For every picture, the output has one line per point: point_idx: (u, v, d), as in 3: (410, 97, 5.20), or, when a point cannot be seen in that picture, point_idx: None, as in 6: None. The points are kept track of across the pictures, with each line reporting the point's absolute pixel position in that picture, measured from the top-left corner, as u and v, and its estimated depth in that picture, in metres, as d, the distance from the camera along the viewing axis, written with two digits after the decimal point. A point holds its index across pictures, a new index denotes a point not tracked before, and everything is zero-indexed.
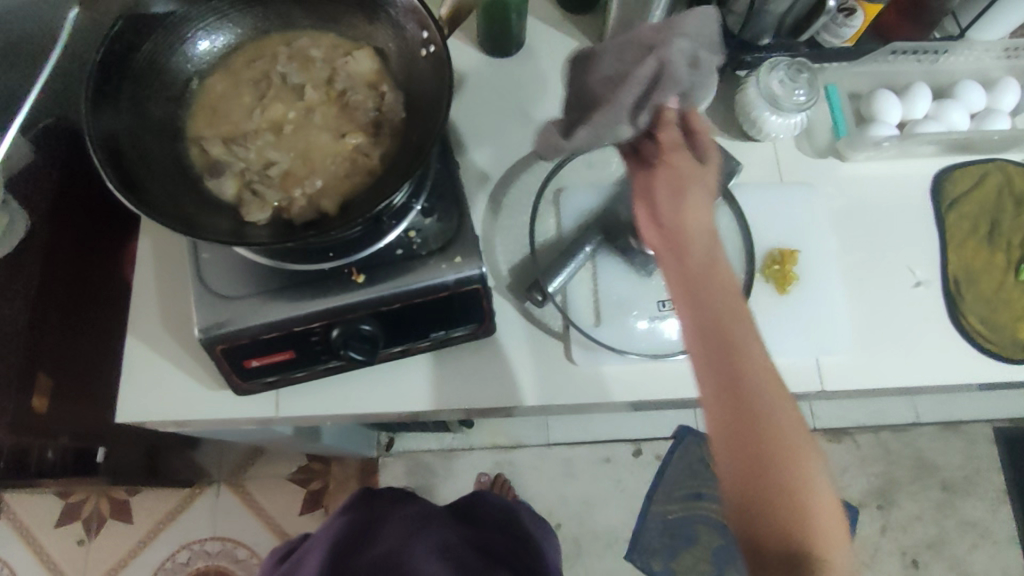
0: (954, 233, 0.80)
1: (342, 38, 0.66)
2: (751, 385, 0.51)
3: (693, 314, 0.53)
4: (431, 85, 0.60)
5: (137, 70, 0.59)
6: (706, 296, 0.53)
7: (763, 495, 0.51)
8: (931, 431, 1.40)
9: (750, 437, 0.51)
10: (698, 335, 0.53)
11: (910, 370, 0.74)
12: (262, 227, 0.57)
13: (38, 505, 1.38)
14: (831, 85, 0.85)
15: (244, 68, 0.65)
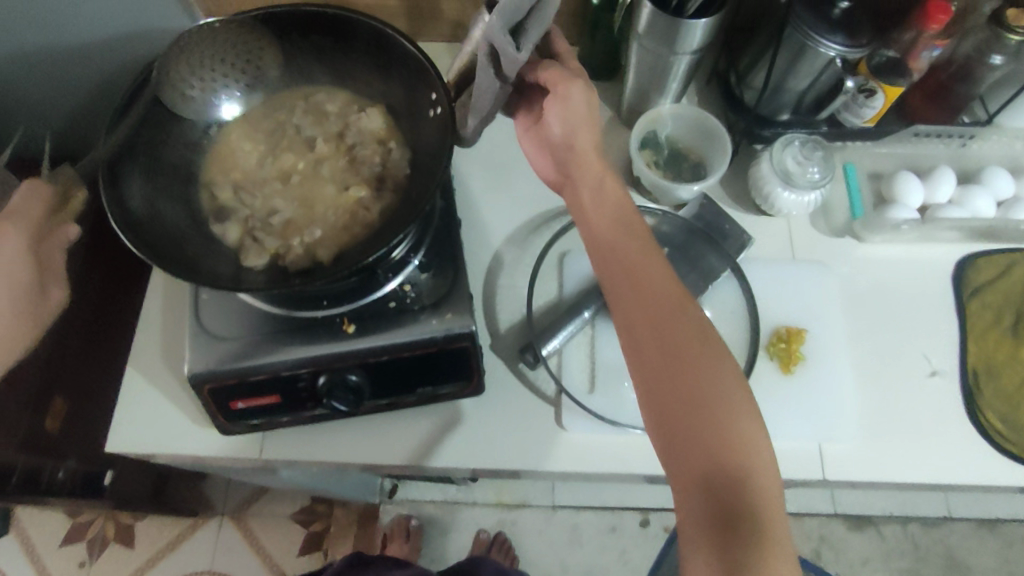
0: (976, 323, 0.77)
1: (356, 96, 0.69)
2: (680, 332, 0.54)
3: (621, 271, 0.57)
4: (435, 143, 0.61)
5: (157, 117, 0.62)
6: (634, 257, 0.58)
7: (681, 409, 0.51)
8: (965, 528, 1.31)
9: (655, 333, 0.54)
10: (626, 289, 0.57)
11: (922, 467, 0.70)
12: (259, 272, 0.58)
13: (48, 522, 1.40)
14: (849, 164, 0.84)
15: (261, 119, 0.68)
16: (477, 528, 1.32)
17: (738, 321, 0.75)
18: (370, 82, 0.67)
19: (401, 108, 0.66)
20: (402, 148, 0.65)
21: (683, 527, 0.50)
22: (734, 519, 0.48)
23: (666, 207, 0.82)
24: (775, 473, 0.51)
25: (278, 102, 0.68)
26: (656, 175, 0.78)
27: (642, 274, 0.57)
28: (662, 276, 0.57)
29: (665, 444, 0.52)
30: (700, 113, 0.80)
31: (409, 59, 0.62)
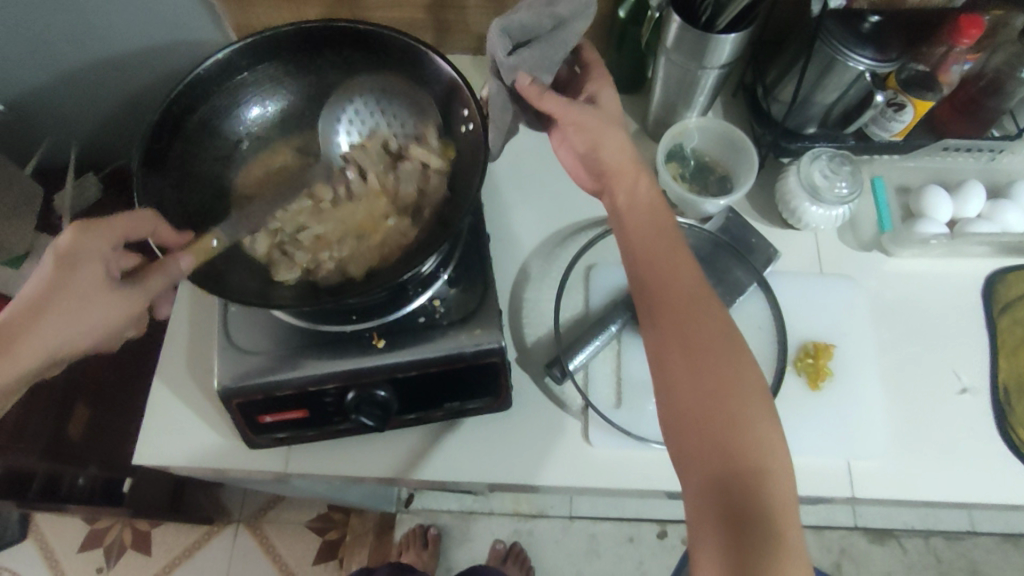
0: (1005, 338, 0.76)
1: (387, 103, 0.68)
2: (705, 335, 0.54)
3: (651, 271, 0.57)
4: (469, 160, 0.63)
5: (192, 131, 0.63)
6: (665, 259, 0.57)
7: (702, 415, 0.51)
8: (989, 542, 1.30)
9: (680, 339, 0.54)
10: (653, 290, 0.56)
11: (951, 485, 0.69)
12: (289, 287, 0.58)
13: (65, 528, 1.41)
14: (877, 177, 0.83)
15: (295, 132, 0.69)
16: (493, 538, 1.31)
17: (765, 334, 0.75)
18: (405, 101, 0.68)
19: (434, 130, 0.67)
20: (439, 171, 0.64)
21: (694, 525, 0.50)
22: (749, 530, 0.47)
23: (692, 220, 0.81)
24: (793, 481, 0.50)
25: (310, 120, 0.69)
26: (683, 191, 0.77)
27: (671, 280, 0.56)
28: (691, 280, 0.56)
29: (681, 442, 0.52)
30: (727, 126, 0.79)
31: (447, 85, 0.64)
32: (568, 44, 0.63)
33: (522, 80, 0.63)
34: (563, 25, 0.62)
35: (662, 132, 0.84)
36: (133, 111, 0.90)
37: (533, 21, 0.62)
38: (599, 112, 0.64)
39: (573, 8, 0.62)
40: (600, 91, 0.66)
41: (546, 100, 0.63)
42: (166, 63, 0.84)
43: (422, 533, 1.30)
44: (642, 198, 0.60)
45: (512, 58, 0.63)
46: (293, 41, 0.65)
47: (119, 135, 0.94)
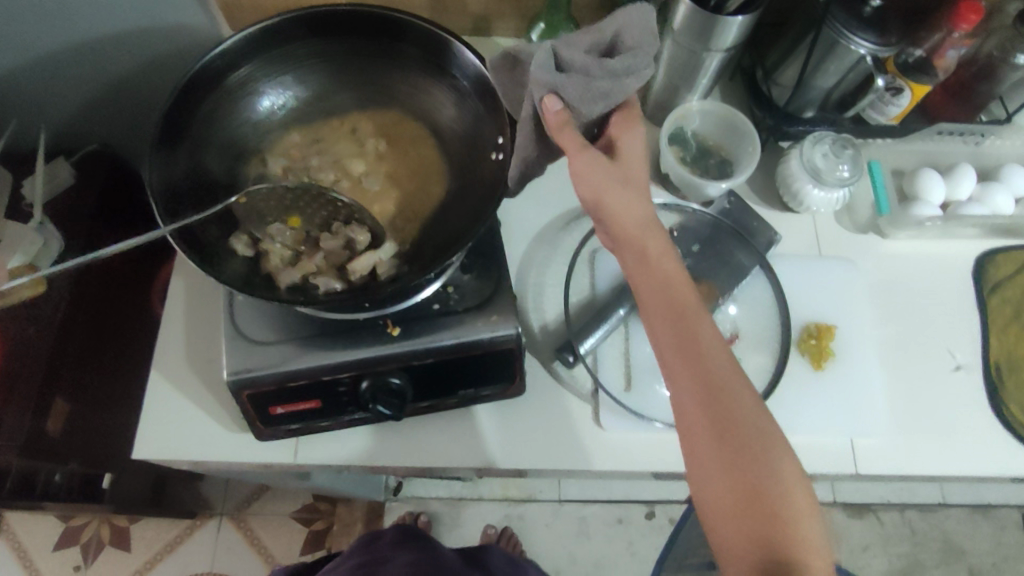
0: (996, 318, 0.78)
1: (419, 111, 0.68)
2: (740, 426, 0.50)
3: (677, 353, 0.52)
4: (483, 190, 0.62)
5: (213, 101, 0.63)
6: (694, 339, 0.52)
7: (736, 499, 0.48)
8: (959, 513, 1.35)
9: (711, 410, 0.50)
10: (682, 374, 0.52)
11: (948, 461, 0.71)
12: (239, 261, 0.58)
13: (38, 527, 1.35)
14: (874, 161, 0.85)
15: (328, 115, 0.68)
16: (484, 523, 1.31)
17: (768, 317, 0.76)
18: (435, 93, 0.66)
19: (456, 133, 0.66)
20: (434, 200, 0.65)
21: None
22: None
23: (694, 203, 0.81)
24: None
25: (339, 107, 0.68)
26: (687, 172, 0.77)
27: (698, 343, 0.52)
28: (722, 360, 0.52)
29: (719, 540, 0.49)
30: (728, 110, 0.80)
31: (475, 80, 0.63)
32: (610, 97, 0.55)
33: (553, 102, 0.54)
34: (614, 75, 0.55)
35: (662, 116, 0.84)
36: (113, 97, 0.86)
37: (585, 58, 0.55)
38: (617, 169, 0.56)
39: (630, 62, 0.55)
40: (623, 145, 0.57)
41: (564, 135, 0.55)
42: (147, 45, 0.79)
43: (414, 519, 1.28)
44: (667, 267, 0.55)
45: (551, 75, 0.54)
46: (320, 22, 0.63)
47: (96, 120, 0.89)
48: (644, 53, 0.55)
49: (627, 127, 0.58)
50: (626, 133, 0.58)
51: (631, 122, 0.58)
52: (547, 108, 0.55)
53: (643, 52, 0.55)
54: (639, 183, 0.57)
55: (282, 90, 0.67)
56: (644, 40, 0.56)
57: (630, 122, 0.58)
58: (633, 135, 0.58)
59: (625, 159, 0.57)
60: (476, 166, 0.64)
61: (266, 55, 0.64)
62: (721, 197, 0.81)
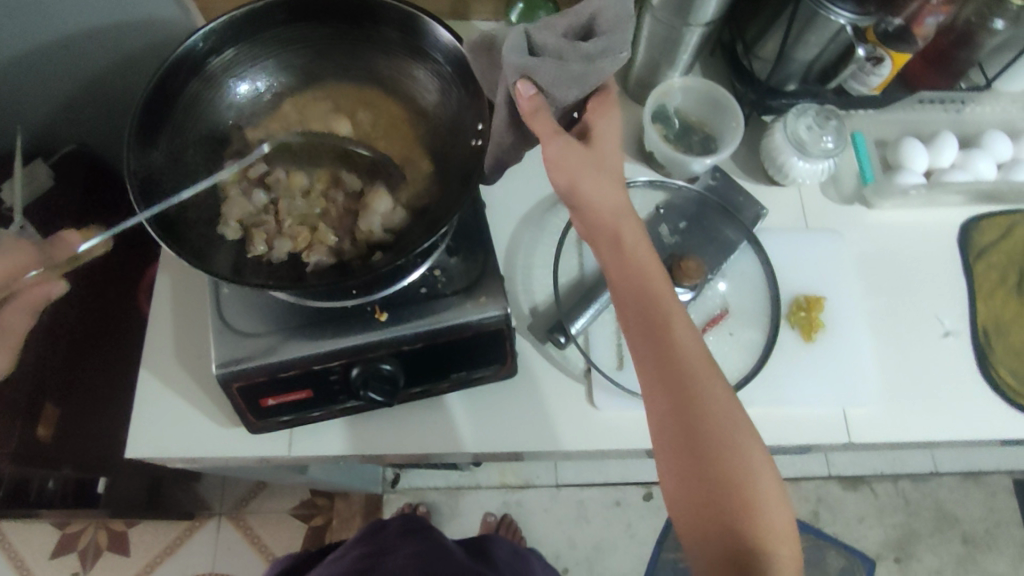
0: (982, 284, 0.79)
1: (402, 95, 0.67)
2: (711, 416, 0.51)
3: (648, 344, 0.53)
4: (462, 175, 0.62)
5: (192, 90, 0.62)
6: (664, 328, 0.53)
7: (707, 494, 0.50)
8: (952, 481, 1.37)
9: (684, 405, 0.51)
10: (653, 364, 0.52)
11: (941, 426, 0.72)
12: (227, 249, 0.59)
13: (34, 535, 1.34)
14: (857, 132, 0.85)
15: (312, 97, 0.68)
16: (484, 511, 1.31)
17: (756, 291, 0.76)
18: (417, 74, 0.66)
19: (440, 116, 0.66)
20: (422, 179, 0.64)
21: None
22: None
23: (679, 179, 0.80)
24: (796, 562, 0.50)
25: (323, 91, 0.68)
26: (671, 149, 0.77)
27: (672, 338, 0.53)
28: (692, 350, 0.53)
29: (688, 527, 0.51)
30: (711, 85, 0.80)
31: (453, 59, 0.63)
32: (585, 81, 0.54)
33: (525, 87, 0.53)
34: (589, 58, 0.54)
35: (645, 94, 0.84)
36: (89, 94, 0.84)
37: (558, 42, 0.54)
38: (593, 154, 0.56)
39: (604, 45, 0.54)
40: (602, 129, 0.57)
41: (538, 118, 0.54)
42: (121, 39, 0.78)
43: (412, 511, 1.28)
44: (640, 257, 0.55)
45: (522, 58, 0.53)
46: (295, 7, 0.63)
47: (72, 119, 0.87)
48: (620, 35, 0.54)
49: (605, 109, 0.58)
50: (606, 116, 0.57)
51: (608, 107, 0.58)
52: (521, 93, 0.54)
53: (619, 34, 0.54)
54: (614, 169, 0.57)
55: (262, 77, 0.66)
56: (622, 21, 0.54)
57: (607, 104, 0.58)
58: (610, 117, 0.57)
59: (602, 145, 0.56)
60: (460, 145, 0.64)
61: (244, 42, 0.63)
62: (705, 173, 0.81)
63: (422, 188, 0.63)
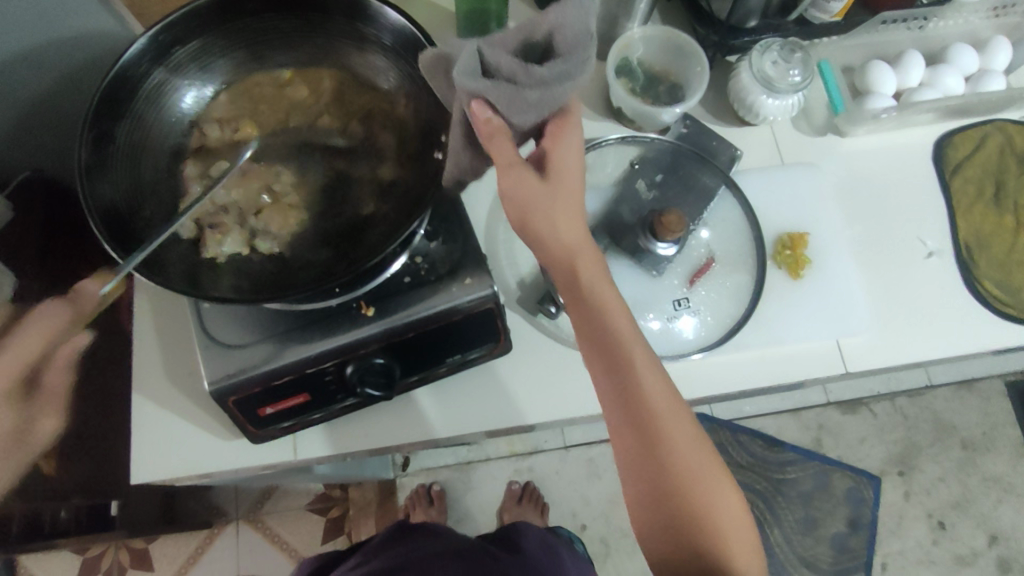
0: (961, 199, 0.80)
1: (367, 88, 0.65)
2: (675, 452, 0.54)
3: (613, 382, 0.54)
4: (418, 188, 0.61)
5: (141, 101, 0.60)
6: (633, 375, 0.54)
7: (675, 517, 0.54)
8: (947, 392, 1.39)
9: (649, 435, 0.53)
10: (621, 407, 0.54)
11: (931, 345, 0.73)
12: (183, 244, 0.58)
13: (54, 564, 1.34)
14: (824, 61, 0.83)
15: (278, 88, 0.66)
16: (498, 482, 1.33)
17: (739, 234, 0.76)
18: (369, 55, 0.64)
19: (404, 113, 0.64)
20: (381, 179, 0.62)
21: None
22: None
23: (651, 132, 0.80)
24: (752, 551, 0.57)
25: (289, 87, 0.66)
26: (639, 103, 0.76)
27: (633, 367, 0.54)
28: (655, 383, 0.54)
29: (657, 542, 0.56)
30: (670, 30, 0.77)
31: (399, 35, 0.61)
32: (543, 105, 0.50)
33: (482, 110, 0.48)
34: (545, 82, 0.48)
35: (606, 48, 0.82)
36: (32, 118, 0.80)
37: (513, 63, 0.48)
38: (549, 187, 0.53)
39: (563, 69, 0.48)
40: (562, 155, 0.54)
41: (494, 144, 0.50)
42: (59, 57, 0.75)
43: (427, 492, 1.28)
44: (605, 300, 0.54)
45: (474, 80, 0.47)
46: (231, 3, 0.60)
47: (23, 145, 0.83)
48: (579, 57, 0.47)
49: (566, 129, 0.54)
50: (567, 135, 0.54)
51: (568, 130, 0.54)
52: (477, 115, 0.49)
53: (580, 53, 0.47)
54: (574, 202, 0.54)
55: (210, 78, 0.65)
56: (585, 36, 0.47)
57: (564, 130, 0.54)
58: (568, 140, 0.54)
59: (560, 175, 0.54)
60: (421, 122, 0.64)
61: (186, 48, 0.61)
62: (677, 121, 0.80)
63: (382, 167, 0.63)
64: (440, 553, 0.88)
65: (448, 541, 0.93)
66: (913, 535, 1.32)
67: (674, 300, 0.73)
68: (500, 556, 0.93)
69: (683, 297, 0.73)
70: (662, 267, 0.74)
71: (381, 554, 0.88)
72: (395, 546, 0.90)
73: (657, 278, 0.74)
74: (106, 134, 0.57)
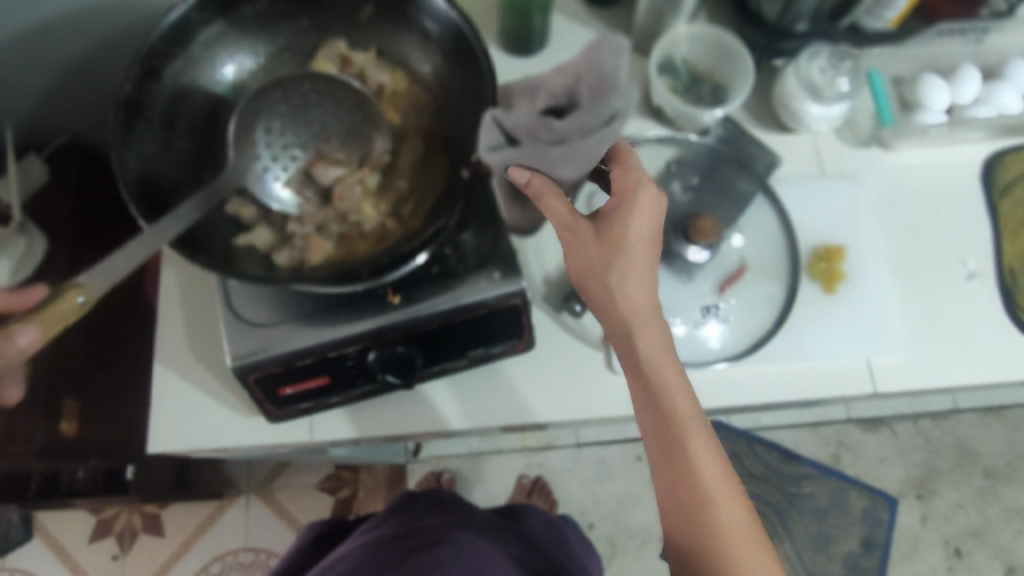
0: (1008, 221, 0.77)
1: (417, 83, 0.66)
2: (725, 555, 0.46)
3: (637, 388, 0.48)
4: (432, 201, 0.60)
5: (195, 49, 0.62)
6: (687, 459, 0.46)
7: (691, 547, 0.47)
8: (972, 417, 1.36)
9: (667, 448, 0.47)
10: (673, 491, 0.47)
11: (966, 369, 0.71)
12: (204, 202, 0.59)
13: (70, 522, 1.36)
14: (873, 70, 0.81)
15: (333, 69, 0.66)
16: (508, 474, 1.32)
17: (774, 244, 0.74)
18: (428, 45, 0.65)
19: (447, 113, 0.65)
20: (409, 177, 0.63)
21: None
22: None
23: (690, 133, 0.77)
24: None
25: (341, 71, 0.66)
26: (681, 103, 0.74)
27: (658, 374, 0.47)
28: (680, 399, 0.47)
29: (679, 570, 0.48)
30: (717, 31, 0.76)
31: (449, 28, 0.62)
32: (576, 157, 0.51)
33: (519, 172, 0.49)
34: (567, 137, 0.52)
35: (648, 44, 0.80)
36: (72, 81, 0.81)
37: (531, 121, 0.53)
38: (602, 251, 0.48)
39: (582, 121, 0.52)
40: (624, 220, 0.47)
41: (544, 200, 0.49)
42: (103, 24, 0.75)
43: (436, 479, 1.30)
44: (663, 364, 0.47)
45: (499, 152, 0.52)
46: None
47: (62, 107, 0.84)
48: (597, 107, 0.52)
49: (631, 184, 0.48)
50: (634, 193, 0.48)
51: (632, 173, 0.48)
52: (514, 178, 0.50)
53: (600, 104, 0.52)
54: (636, 257, 0.48)
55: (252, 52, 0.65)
56: (604, 86, 0.52)
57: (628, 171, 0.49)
58: (634, 204, 0.48)
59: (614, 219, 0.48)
60: (460, 117, 0.64)
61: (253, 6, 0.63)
62: (716, 124, 0.78)
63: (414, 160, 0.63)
64: (455, 521, 0.87)
65: (467, 514, 0.91)
66: (927, 560, 1.29)
67: (702, 308, 0.72)
68: (515, 533, 0.93)
69: (712, 305, 0.72)
70: (692, 271, 0.73)
71: (398, 526, 0.87)
72: (413, 518, 0.89)
73: (686, 283, 0.73)
74: (146, 88, 0.59)
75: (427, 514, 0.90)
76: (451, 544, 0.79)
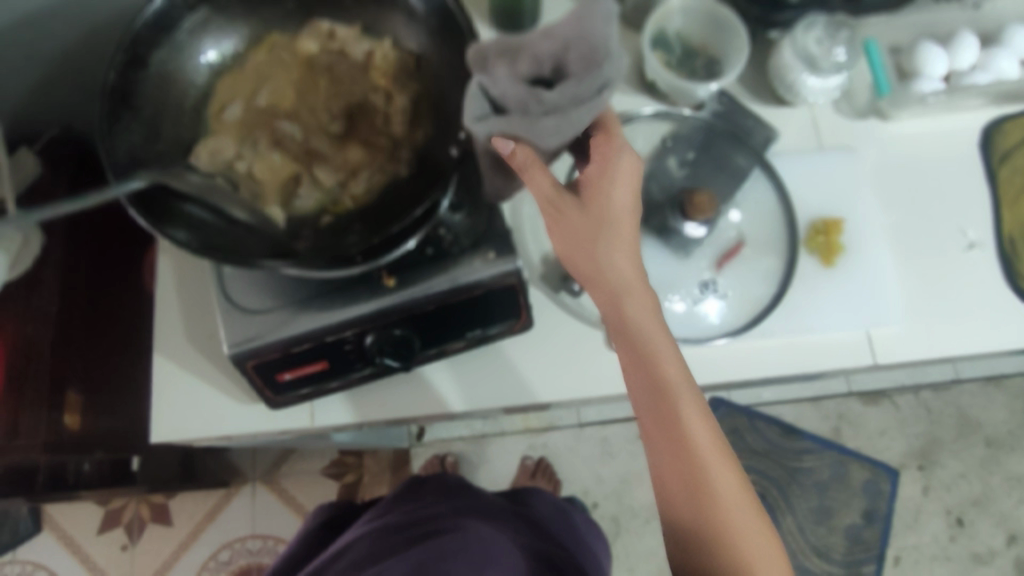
0: (1006, 189, 0.76)
1: (402, 53, 0.64)
2: (717, 512, 0.47)
3: (625, 353, 0.49)
4: (418, 183, 0.60)
5: (181, 36, 0.62)
6: (677, 417, 0.47)
7: (681, 503, 0.47)
8: (974, 387, 1.36)
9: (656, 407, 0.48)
10: (662, 450, 0.48)
11: (966, 339, 0.71)
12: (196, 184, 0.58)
13: (78, 514, 1.37)
14: (870, 39, 0.79)
15: (317, 49, 0.65)
16: (511, 456, 1.33)
17: (772, 218, 0.74)
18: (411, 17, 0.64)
19: (434, 85, 0.63)
20: (397, 157, 0.61)
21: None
22: None
23: (684, 108, 0.77)
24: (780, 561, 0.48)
25: (325, 51, 0.65)
26: (674, 77, 0.73)
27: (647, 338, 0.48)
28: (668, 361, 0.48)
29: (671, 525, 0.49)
30: (713, 3, 0.75)
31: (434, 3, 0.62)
32: (566, 130, 0.50)
33: (502, 144, 0.49)
34: (558, 107, 0.49)
35: (641, 18, 0.79)
36: (58, 70, 0.80)
37: (519, 90, 0.50)
38: (590, 220, 0.49)
39: (574, 91, 0.49)
40: (607, 190, 0.49)
41: (530, 171, 0.50)
42: (89, 14, 0.74)
43: (440, 463, 1.31)
44: (649, 330, 0.49)
45: (488, 124, 0.50)
46: None
47: (48, 97, 0.83)
48: (589, 75, 0.48)
49: (613, 152, 0.50)
50: (614, 162, 0.50)
51: (616, 143, 0.50)
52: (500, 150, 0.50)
53: (593, 73, 0.48)
54: (624, 228, 0.50)
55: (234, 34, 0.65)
56: (597, 53, 0.48)
57: (610, 142, 0.51)
58: (617, 170, 0.50)
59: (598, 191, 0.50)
60: (449, 93, 0.62)
61: None
62: (712, 98, 0.76)
63: (404, 138, 0.62)
64: (455, 507, 0.87)
65: (469, 499, 0.92)
66: (930, 530, 1.30)
67: (700, 284, 0.72)
68: (519, 516, 0.93)
69: (710, 281, 0.72)
70: (689, 248, 0.72)
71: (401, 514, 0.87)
72: (416, 507, 0.89)
73: (684, 259, 0.73)
74: (131, 76, 0.58)
75: (429, 502, 0.90)
76: (453, 531, 0.79)
